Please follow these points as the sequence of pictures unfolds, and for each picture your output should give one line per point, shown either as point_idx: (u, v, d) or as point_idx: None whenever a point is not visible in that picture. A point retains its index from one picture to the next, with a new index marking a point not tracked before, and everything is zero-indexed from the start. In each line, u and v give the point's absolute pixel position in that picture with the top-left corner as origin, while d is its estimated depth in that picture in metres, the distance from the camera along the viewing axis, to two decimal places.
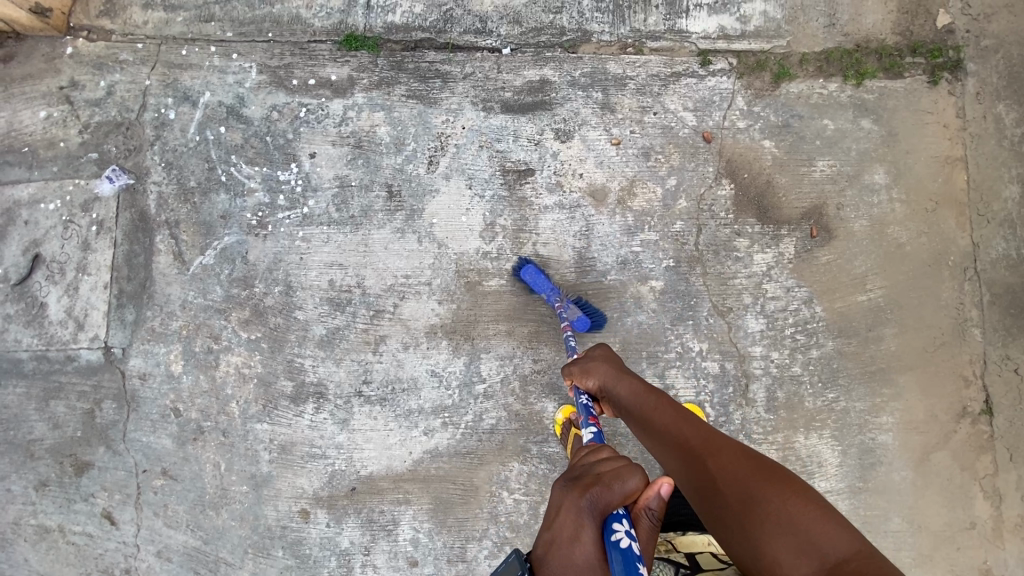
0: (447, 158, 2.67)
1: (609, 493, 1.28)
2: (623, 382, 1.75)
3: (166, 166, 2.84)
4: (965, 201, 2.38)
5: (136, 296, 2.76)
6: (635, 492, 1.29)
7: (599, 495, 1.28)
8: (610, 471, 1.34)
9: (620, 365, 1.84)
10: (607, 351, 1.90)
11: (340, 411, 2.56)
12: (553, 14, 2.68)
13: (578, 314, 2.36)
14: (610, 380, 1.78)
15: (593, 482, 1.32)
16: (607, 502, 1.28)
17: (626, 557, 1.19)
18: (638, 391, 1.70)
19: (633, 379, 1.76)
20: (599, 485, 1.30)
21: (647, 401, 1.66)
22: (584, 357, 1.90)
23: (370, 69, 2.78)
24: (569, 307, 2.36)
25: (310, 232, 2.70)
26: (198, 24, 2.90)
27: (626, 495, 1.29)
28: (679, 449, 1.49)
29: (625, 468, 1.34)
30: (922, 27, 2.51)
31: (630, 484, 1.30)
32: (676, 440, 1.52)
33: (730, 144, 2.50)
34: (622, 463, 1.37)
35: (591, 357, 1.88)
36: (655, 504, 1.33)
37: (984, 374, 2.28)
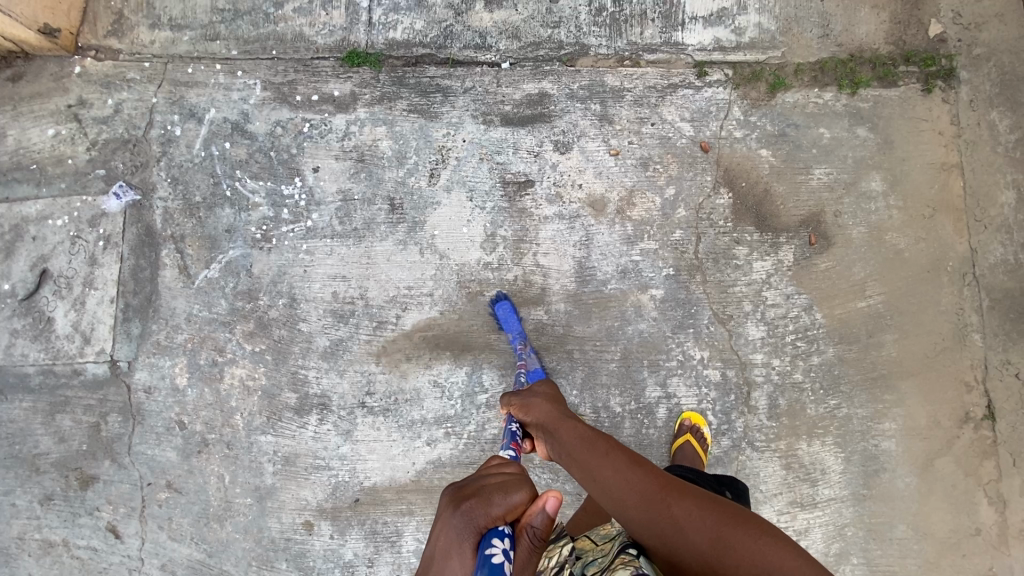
0: (448, 171, 2.71)
1: (487, 508, 1.25)
2: (566, 428, 1.69)
3: (172, 181, 2.89)
4: (962, 207, 2.39)
5: (142, 310, 2.80)
6: (517, 505, 1.28)
7: (477, 509, 1.26)
8: (496, 485, 1.32)
9: (564, 410, 1.80)
10: (552, 391, 1.90)
11: (343, 423, 2.57)
12: (550, 29, 2.74)
13: (536, 366, 2.39)
14: (551, 423, 1.73)
15: (474, 494, 1.30)
16: (484, 517, 1.24)
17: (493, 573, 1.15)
18: (582, 434, 1.64)
19: (575, 422, 1.70)
20: (480, 497, 1.27)
21: (593, 446, 1.58)
22: (529, 393, 1.89)
23: (372, 85, 2.83)
24: (530, 354, 2.40)
25: (314, 244, 2.73)
26: (204, 43, 2.98)
27: (507, 510, 1.26)
28: (638, 494, 1.41)
29: (513, 483, 1.32)
30: (914, 37, 2.55)
31: (513, 498, 1.29)
32: (631, 487, 1.43)
33: (727, 153, 2.53)
34: (512, 479, 1.35)
35: (537, 398, 1.85)
36: (538, 522, 1.26)
37: (985, 379, 2.27)
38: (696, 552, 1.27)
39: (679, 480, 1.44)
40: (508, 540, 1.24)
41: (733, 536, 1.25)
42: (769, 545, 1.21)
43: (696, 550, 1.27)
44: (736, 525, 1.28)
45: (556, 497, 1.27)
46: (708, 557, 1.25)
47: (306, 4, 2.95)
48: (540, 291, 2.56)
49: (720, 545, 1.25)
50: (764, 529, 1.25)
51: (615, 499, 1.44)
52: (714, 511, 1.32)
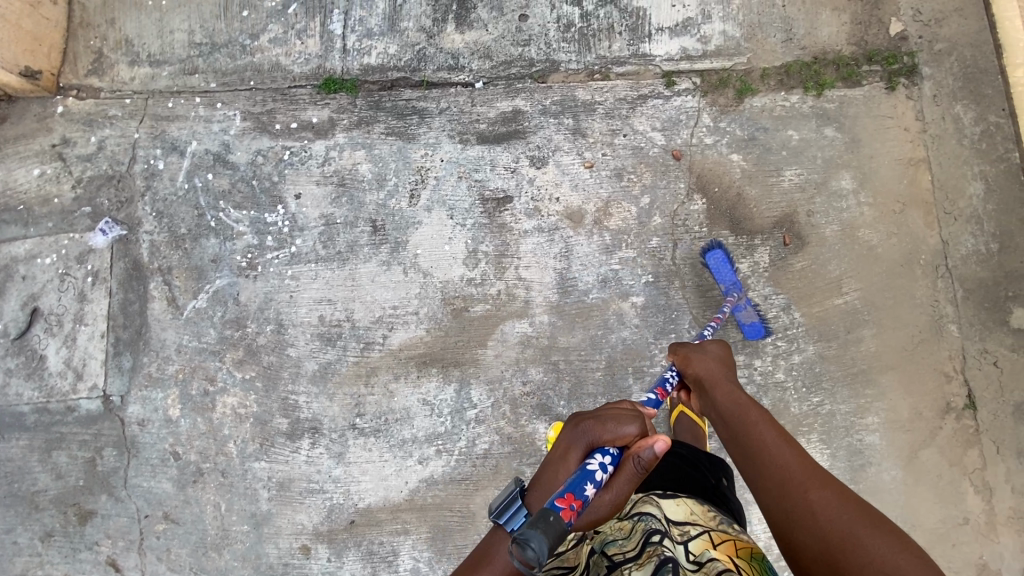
0: (428, 191, 2.75)
1: (601, 431, 1.62)
2: (727, 392, 1.79)
3: (157, 215, 2.93)
4: (931, 200, 2.42)
5: (132, 343, 2.83)
6: (626, 435, 1.62)
7: (593, 428, 1.63)
8: (612, 415, 1.67)
9: (730, 374, 1.90)
10: (724, 351, 1.98)
11: (335, 445, 2.59)
12: (521, 47, 2.82)
13: (754, 320, 2.39)
14: (710, 383, 1.86)
15: (595, 417, 1.68)
16: (597, 436, 1.62)
17: (585, 473, 1.51)
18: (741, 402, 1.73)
19: (736, 390, 1.80)
20: (597, 421, 1.64)
21: (749, 417, 1.66)
22: (699, 348, 2.01)
23: (349, 110, 2.88)
24: (745, 307, 2.39)
25: (299, 270, 2.76)
26: (183, 77, 3.05)
27: (616, 437, 1.62)
28: (779, 470, 1.46)
29: (627, 417, 1.66)
30: (875, 36, 2.60)
31: (625, 429, 1.63)
32: (777, 463, 1.48)
33: (699, 160, 2.58)
34: (628, 415, 1.69)
35: (704, 355, 1.97)
36: (645, 454, 1.56)
37: (964, 369, 2.30)
38: (821, 536, 1.28)
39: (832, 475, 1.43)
40: (610, 460, 1.59)
41: (866, 536, 1.23)
42: (905, 557, 1.16)
43: (820, 533, 1.29)
44: (876, 529, 1.24)
45: (664, 440, 1.56)
46: (830, 544, 1.25)
47: (282, 35, 3.02)
48: (523, 304, 2.60)
49: (848, 538, 1.24)
50: (906, 542, 1.20)
51: (757, 468, 1.52)
52: (855, 508, 1.30)
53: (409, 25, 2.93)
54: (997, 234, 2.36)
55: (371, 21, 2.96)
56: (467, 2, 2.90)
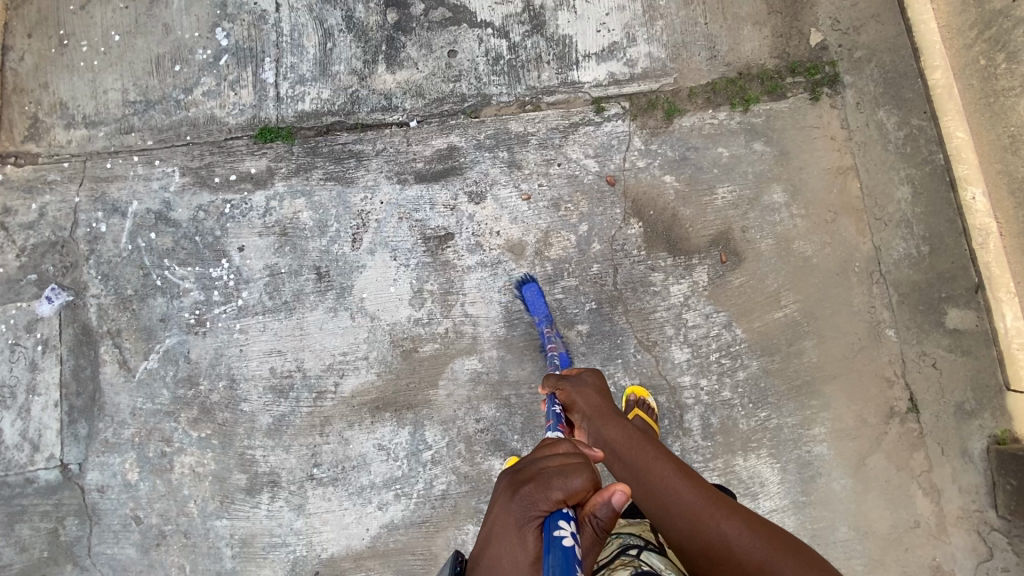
0: (370, 234, 2.74)
1: (547, 492, 1.18)
2: (614, 425, 1.71)
3: (103, 277, 2.92)
4: (861, 207, 2.46)
5: (87, 410, 2.81)
6: (580, 491, 1.21)
7: (538, 494, 1.20)
8: (557, 467, 1.25)
9: (611, 403, 1.81)
10: (600, 380, 1.89)
11: (295, 497, 2.59)
12: (452, 83, 2.83)
13: (559, 350, 2.42)
14: (599, 418, 1.73)
15: (536, 477, 1.24)
16: (546, 501, 1.19)
17: (565, 559, 1.11)
18: (629, 437, 1.65)
19: (623, 422, 1.71)
20: (540, 482, 1.21)
21: (642, 452, 1.61)
22: (576, 379, 1.88)
23: (286, 158, 2.87)
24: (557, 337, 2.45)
25: (247, 323, 2.76)
26: (120, 137, 3.03)
27: (570, 495, 1.20)
28: (684, 506, 1.45)
29: (574, 467, 1.25)
30: (796, 48, 2.62)
31: (573, 483, 1.22)
32: (680, 500, 1.47)
33: (633, 184, 2.61)
34: (574, 462, 1.27)
35: (584, 385, 1.85)
36: (603, 513, 1.23)
37: (904, 373, 2.33)
38: (742, 570, 1.31)
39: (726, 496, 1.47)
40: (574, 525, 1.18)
41: (778, 559, 1.29)
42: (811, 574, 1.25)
43: (739, 566, 1.32)
44: (785, 550, 1.31)
45: (623, 490, 1.24)
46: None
47: (215, 87, 3.01)
48: (471, 341, 2.61)
49: (766, 567, 1.29)
50: (807, 556, 1.30)
51: (663, 507, 1.48)
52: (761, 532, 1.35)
53: (340, 69, 2.93)
54: (926, 237, 2.40)
55: (302, 66, 2.96)
56: (395, 41, 2.91)
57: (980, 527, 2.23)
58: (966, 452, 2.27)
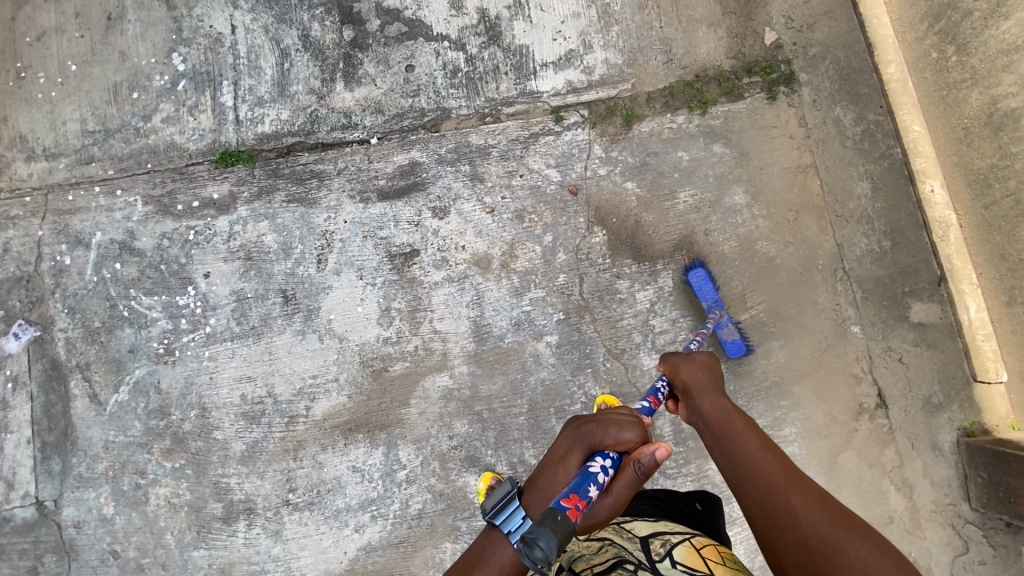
0: (335, 254, 2.72)
1: (600, 433, 1.54)
2: (709, 398, 1.67)
3: (69, 311, 2.88)
4: (822, 205, 2.46)
5: (59, 445, 2.78)
6: (626, 440, 1.54)
7: (594, 432, 1.55)
8: (615, 419, 1.59)
9: (719, 380, 1.76)
10: (713, 362, 1.83)
11: (271, 523, 2.57)
12: (411, 98, 2.81)
13: (733, 337, 2.34)
14: (697, 390, 1.71)
15: (596, 421, 1.59)
16: (598, 439, 1.54)
17: (585, 476, 1.45)
18: (724, 409, 1.61)
19: (722, 397, 1.67)
20: (598, 424, 1.56)
21: (732, 422, 1.57)
22: (687, 357, 1.85)
23: (249, 182, 2.85)
24: (727, 324, 2.34)
25: (215, 350, 2.74)
26: (80, 167, 2.99)
27: (616, 442, 1.54)
28: (758, 473, 1.41)
29: (630, 423, 1.58)
30: (752, 48, 2.62)
31: (626, 435, 1.55)
32: (761, 468, 1.42)
33: (595, 193, 2.61)
34: (631, 420, 1.60)
35: (694, 362, 1.82)
36: (646, 460, 1.49)
37: (872, 369, 2.34)
38: (802, 541, 1.25)
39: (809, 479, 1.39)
40: (610, 462, 1.51)
41: (846, 541, 1.21)
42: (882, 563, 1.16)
43: (802, 538, 1.25)
44: (858, 536, 1.22)
45: (666, 446, 1.48)
46: (814, 548, 1.22)
47: (174, 113, 2.98)
48: (441, 357, 2.59)
49: (831, 543, 1.22)
50: (884, 548, 1.20)
51: (740, 472, 1.45)
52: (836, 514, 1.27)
53: (298, 89, 2.90)
54: (888, 232, 2.40)
55: (260, 88, 2.93)
56: (353, 58, 2.89)
57: (954, 520, 2.24)
58: (937, 446, 2.28)
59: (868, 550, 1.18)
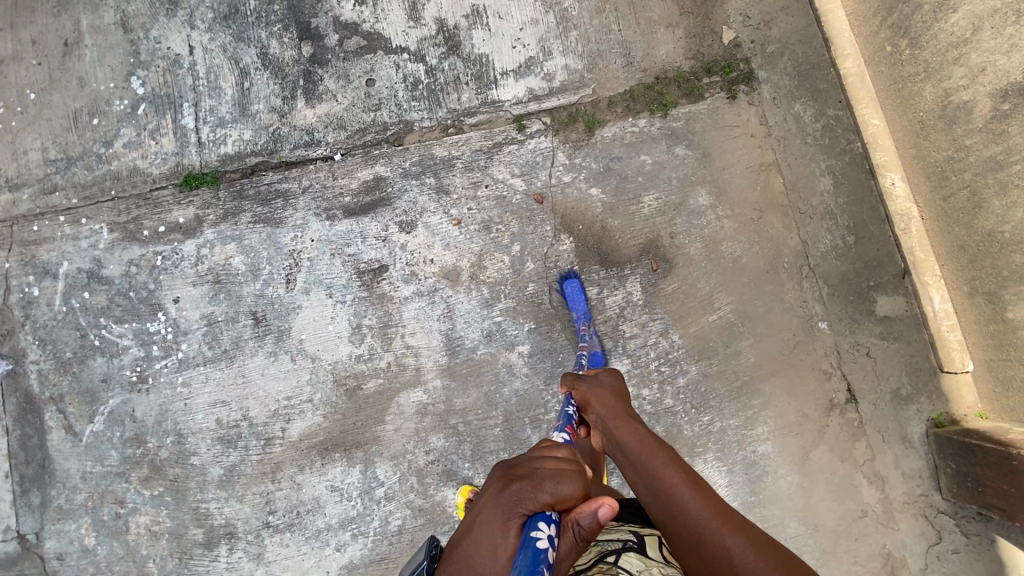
0: (303, 273, 2.71)
1: (538, 494, 1.27)
2: (627, 428, 1.62)
3: (40, 342, 2.80)
4: (785, 202, 2.48)
5: (38, 478, 2.73)
6: (567, 497, 1.28)
7: (531, 492, 1.28)
8: (550, 471, 1.32)
9: (629, 405, 1.74)
10: (617, 383, 1.82)
11: (253, 546, 2.59)
12: (372, 112, 2.79)
13: (597, 349, 2.36)
14: (611, 421, 1.66)
15: (529, 477, 1.31)
16: (536, 501, 1.27)
17: (534, 556, 1.18)
18: (643, 440, 1.57)
19: (637, 425, 1.64)
20: (533, 482, 1.29)
21: (652, 455, 1.52)
22: (591, 380, 1.82)
23: (214, 204, 2.81)
24: (594, 335, 2.39)
25: (189, 375, 2.72)
26: (44, 197, 2.88)
27: (556, 500, 1.27)
28: (687, 513, 1.38)
29: (567, 473, 1.33)
30: (710, 47, 2.61)
31: (564, 490, 1.30)
32: (686, 504, 1.40)
33: (561, 200, 2.60)
34: (568, 469, 1.35)
35: (598, 387, 1.79)
36: (587, 522, 1.26)
37: (840, 364, 2.38)
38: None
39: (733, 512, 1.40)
40: (554, 526, 1.25)
41: None
42: None
43: None
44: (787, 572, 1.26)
45: (610, 504, 1.27)
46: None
47: (135, 137, 2.89)
48: (415, 372, 2.59)
49: None
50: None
51: (670, 515, 1.40)
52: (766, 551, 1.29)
53: (259, 108, 2.85)
54: (851, 227, 2.42)
55: (221, 108, 2.87)
56: (312, 74, 2.84)
57: (926, 510, 2.28)
58: (907, 438, 2.32)
59: None
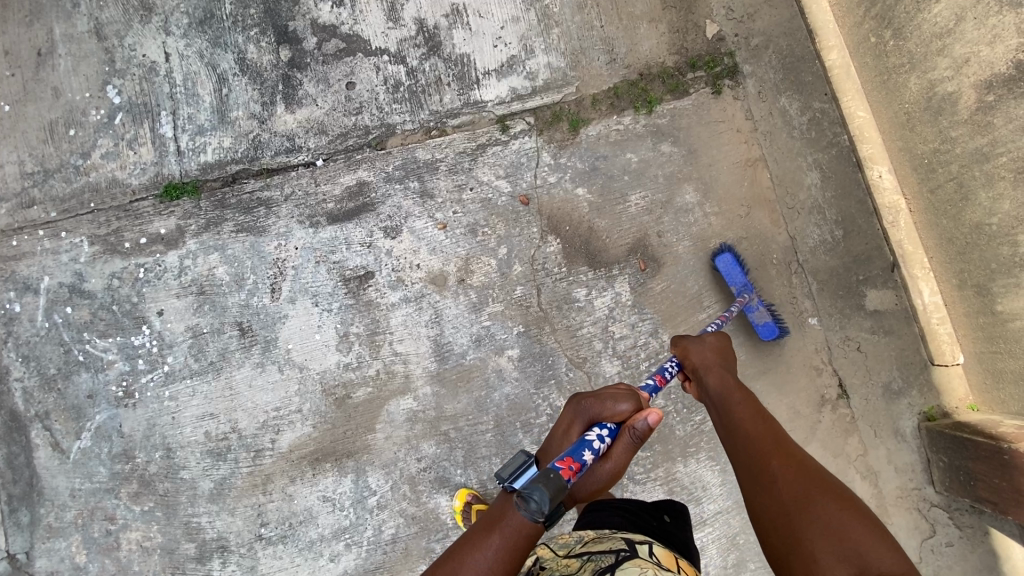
0: (288, 282, 2.67)
1: (598, 404, 1.63)
2: (714, 373, 1.76)
3: (23, 359, 2.73)
4: (773, 198, 2.46)
5: (26, 497, 2.67)
6: (622, 410, 1.61)
7: (594, 405, 1.63)
8: (611, 393, 1.67)
9: (727, 357, 1.82)
10: (722, 342, 1.86)
11: (246, 559, 2.56)
12: (354, 116, 2.74)
13: (766, 320, 2.29)
14: (702, 366, 1.79)
15: (596, 395, 1.68)
16: (598, 413, 1.62)
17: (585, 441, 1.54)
18: (727, 386, 1.70)
19: (727, 374, 1.75)
20: (597, 398, 1.63)
21: (731, 400, 1.66)
22: (698, 339, 1.89)
23: (195, 214, 2.76)
24: (757, 308, 2.30)
25: (176, 388, 2.68)
26: (21, 211, 2.80)
27: (613, 411, 1.61)
28: (748, 442, 1.52)
29: (624, 395, 1.66)
30: (694, 42, 2.58)
31: (621, 407, 1.63)
32: (752, 437, 1.53)
33: (547, 201, 2.57)
34: (626, 393, 1.68)
35: (700, 343, 1.86)
36: (640, 426, 1.56)
37: (832, 360, 2.37)
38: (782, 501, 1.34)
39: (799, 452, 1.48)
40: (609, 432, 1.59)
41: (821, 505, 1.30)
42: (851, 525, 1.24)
43: (778, 498, 1.36)
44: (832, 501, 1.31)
45: (656, 413, 1.54)
46: (790, 508, 1.32)
47: (113, 148, 2.82)
48: (404, 379, 2.57)
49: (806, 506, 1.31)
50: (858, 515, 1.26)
51: (733, 442, 1.56)
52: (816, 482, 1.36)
53: (239, 114, 2.80)
54: (839, 221, 2.41)
55: (199, 116, 2.81)
56: (291, 79, 2.79)
57: (920, 504, 2.28)
58: (898, 432, 2.31)
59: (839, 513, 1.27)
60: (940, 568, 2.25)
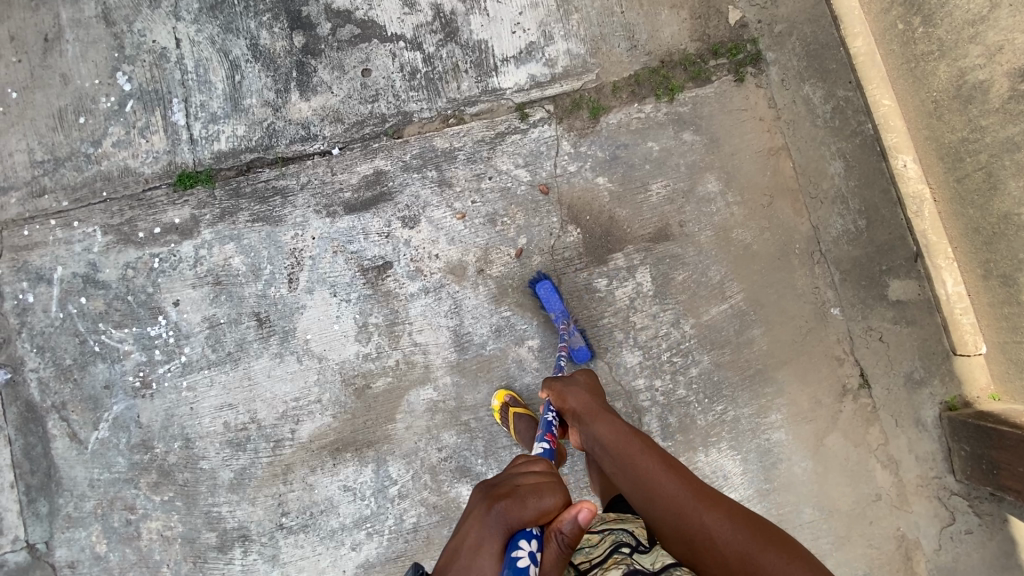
0: (306, 272, 2.66)
1: (522, 509, 1.30)
2: (605, 422, 1.75)
3: (38, 350, 2.71)
4: (796, 188, 2.44)
5: (44, 488, 2.67)
6: (550, 509, 1.32)
7: (511, 509, 1.30)
8: (531, 487, 1.36)
9: (603, 403, 1.85)
10: (591, 380, 1.95)
11: (267, 549, 2.58)
12: (370, 104, 2.70)
13: (580, 345, 2.39)
14: (587, 414, 1.79)
15: (510, 494, 1.34)
16: (518, 518, 1.29)
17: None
18: (623, 434, 1.68)
19: (618, 422, 1.74)
20: (515, 499, 1.31)
21: (631, 448, 1.64)
22: (568, 380, 1.94)
23: (210, 203, 2.73)
24: (575, 333, 2.38)
25: (193, 379, 2.67)
26: (32, 200, 2.76)
27: (538, 513, 1.31)
28: (668, 498, 1.48)
29: (547, 487, 1.37)
30: (716, 29, 2.54)
31: (545, 502, 1.33)
32: (665, 491, 1.50)
33: (567, 190, 2.55)
34: (547, 483, 1.39)
35: (575, 385, 1.91)
36: (569, 530, 1.28)
37: (853, 350, 2.37)
38: (726, 563, 1.34)
39: (711, 492, 1.51)
40: (536, 541, 1.29)
41: (760, 553, 1.34)
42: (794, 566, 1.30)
43: (721, 557, 1.35)
44: (767, 545, 1.35)
45: (590, 508, 1.29)
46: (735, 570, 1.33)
47: (124, 136, 2.78)
48: (424, 370, 2.56)
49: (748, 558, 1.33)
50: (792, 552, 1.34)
51: (650, 500, 1.51)
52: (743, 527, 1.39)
53: (252, 102, 2.76)
54: (862, 210, 2.39)
55: (212, 104, 2.77)
56: (305, 66, 2.75)
57: (939, 493, 2.30)
58: (920, 422, 2.33)
59: (781, 558, 1.32)
60: (958, 554, 2.28)
